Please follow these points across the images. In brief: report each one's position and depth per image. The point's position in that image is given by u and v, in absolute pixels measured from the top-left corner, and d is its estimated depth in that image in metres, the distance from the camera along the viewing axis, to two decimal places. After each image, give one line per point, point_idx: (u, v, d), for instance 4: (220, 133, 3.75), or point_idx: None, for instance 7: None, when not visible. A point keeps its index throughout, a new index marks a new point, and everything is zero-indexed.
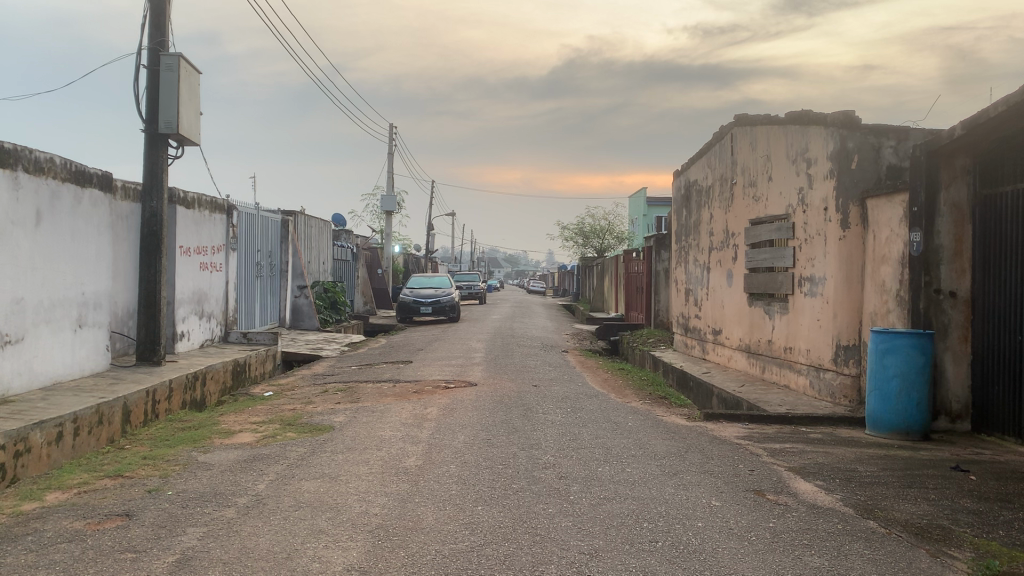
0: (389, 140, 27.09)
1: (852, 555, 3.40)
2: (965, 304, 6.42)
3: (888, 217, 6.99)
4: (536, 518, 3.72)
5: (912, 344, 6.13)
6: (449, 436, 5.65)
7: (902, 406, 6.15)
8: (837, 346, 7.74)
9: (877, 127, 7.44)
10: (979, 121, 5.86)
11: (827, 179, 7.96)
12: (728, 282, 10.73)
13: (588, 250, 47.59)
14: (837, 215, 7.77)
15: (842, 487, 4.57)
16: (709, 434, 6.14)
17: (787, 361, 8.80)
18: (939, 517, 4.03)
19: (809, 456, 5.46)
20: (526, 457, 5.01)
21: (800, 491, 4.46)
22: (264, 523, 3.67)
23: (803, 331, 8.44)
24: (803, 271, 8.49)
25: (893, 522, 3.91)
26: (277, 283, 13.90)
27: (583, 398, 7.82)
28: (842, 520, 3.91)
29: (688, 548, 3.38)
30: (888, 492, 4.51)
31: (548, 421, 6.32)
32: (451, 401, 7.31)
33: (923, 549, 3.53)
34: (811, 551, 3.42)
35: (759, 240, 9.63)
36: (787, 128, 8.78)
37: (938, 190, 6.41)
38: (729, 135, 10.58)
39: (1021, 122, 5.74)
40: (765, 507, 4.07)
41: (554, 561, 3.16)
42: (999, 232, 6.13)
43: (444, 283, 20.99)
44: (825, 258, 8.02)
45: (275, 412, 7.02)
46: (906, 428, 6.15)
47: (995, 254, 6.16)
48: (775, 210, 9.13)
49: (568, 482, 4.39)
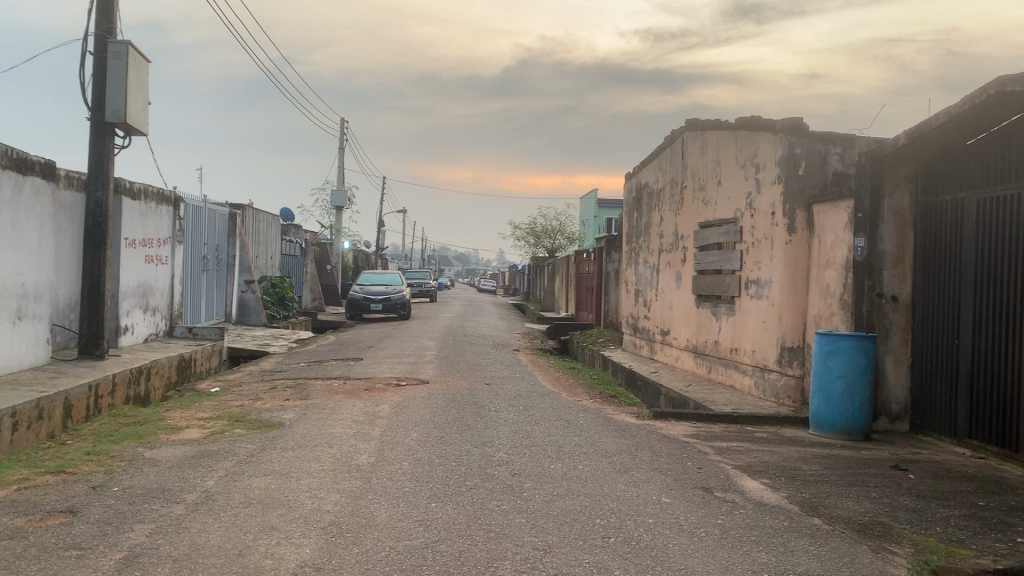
0: (340, 135, 26.88)
1: (798, 551, 3.48)
2: (906, 308, 6.63)
3: (834, 222, 7.16)
4: (490, 515, 3.73)
5: (856, 347, 6.30)
6: (400, 433, 5.62)
7: (844, 406, 6.31)
8: (781, 347, 7.91)
9: (823, 135, 7.63)
10: (923, 131, 6.03)
11: (774, 184, 8.13)
12: (678, 284, 10.87)
13: (539, 251, 47.78)
14: (783, 219, 7.96)
15: (788, 485, 4.68)
16: (658, 433, 6.22)
17: (733, 361, 8.97)
18: (880, 514, 4.16)
19: (755, 454, 5.58)
20: (478, 454, 5.02)
21: (746, 488, 4.56)
22: (214, 520, 3.61)
23: (749, 333, 8.60)
24: (750, 273, 8.65)
25: (836, 519, 4.02)
26: (224, 277, 13.67)
27: (535, 396, 7.87)
28: (788, 517, 4.00)
29: (640, 543, 3.43)
30: (830, 489, 4.63)
31: (500, 419, 6.34)
32: (402, 398, 7.27)
33: (866, 545, 3.64)
34: (758, 547, 3.50)
35: (707, 243, 9.78)
36: (736, 133, 8.95)
37: (882, 198, 6.60)
38: (680, 139, 10.72)
39: (963, 132, 5.92)
40: (714, 503, 4.15)
41: (508, 558, 3.17)
42: (938, 240, 6.32)
43: (394, 280, 20.84)
44: (771, 261, 8.18)
45: (223, 408, 6.90)
46: (848, 428, 6.31)
47: (934, 261, 6.36)
48: (724, 214, 9.29)
49: (521, 479, 4.42)
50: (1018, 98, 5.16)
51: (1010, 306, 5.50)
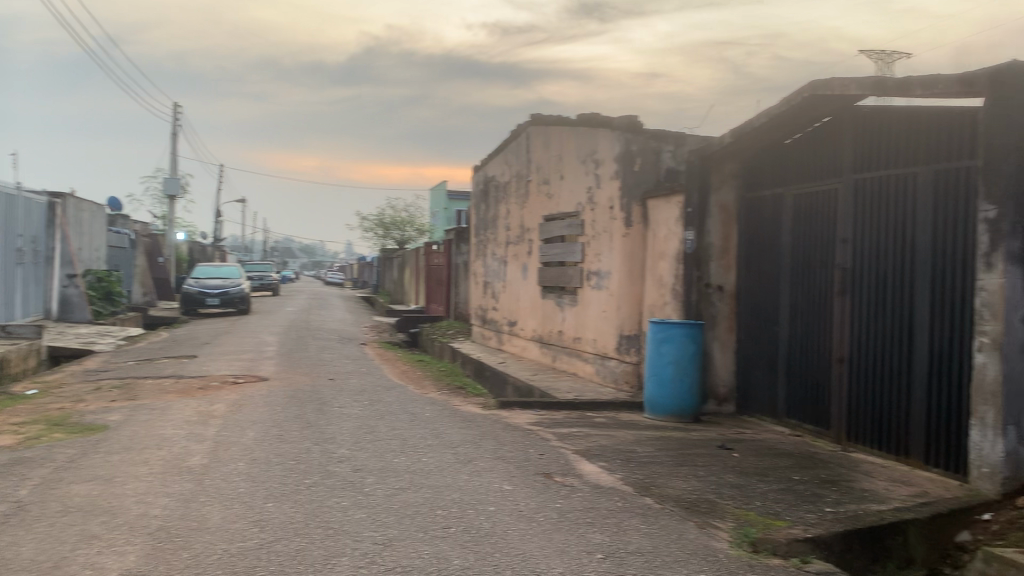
0: (173, 121, 25.55)
1: (631, 530, 3.65)
2: (731, 297, 7.06)
3: (666, 216, 7.51)
4: (329, 512, 3.67)
5: (687, 334, 6.64)
6: (237, 432, 5.43)
7: (677, 390, 6.64)
8: (620, 336, 8.23)
9: (656, 133, 7.87)
10: (746, 130, 6.41)
11: (613, 179, 8.43)
12: (523, 275, 11.06)
13: (387, 243, 47.29)
14: (621, 213, 8.27)
15: (623, 467, 4.88)
16: (502, 422, 6.32)
17: (575, 350, 9.24)
18: (706, 491, 4.41)
19: (594, 439, 5.78)
20: (319, 451, 4.92)
21: (584, 472, 4.72)
22: (26, 532, 3.36)
23: (590, 322, 8.89)
24: (591, 264, 8.93)
25: (666, 498, 4.23)
26: (42, 271, 12.71)
27: (379, 390, 7.80)
28: (622, 498, 4.18)
29: (480, 531, 3.48)
30: (662, 470, 4.87)
31: (343, 415, 6.24)
32: (240, 396, 7.02)
33: (692, 521, 3.85)
34: (593, 528, 3.63)
35: (550, 236, 10.02)
36: (577, 129, 9.21)
37: (709, 193, 6.99)
38: (524, 133, 10.90)
39: (781, 132, 6.34)
40: (553, 488, 4.27)
41: (346, 553, 3.14)
42: (759, 233, 6.76)
43: (233, 273, 20.06)
44: (610, 253, 8.48)
45: (40, 412, 6.42)
46: (680, 411, 6.65)
47: (756, 253, 6.80)
48: (566, 207, 9.54)
49: (363, 474, 4.38)
50: (828, 102, 5.59)
51: (822, 294, 5.97)
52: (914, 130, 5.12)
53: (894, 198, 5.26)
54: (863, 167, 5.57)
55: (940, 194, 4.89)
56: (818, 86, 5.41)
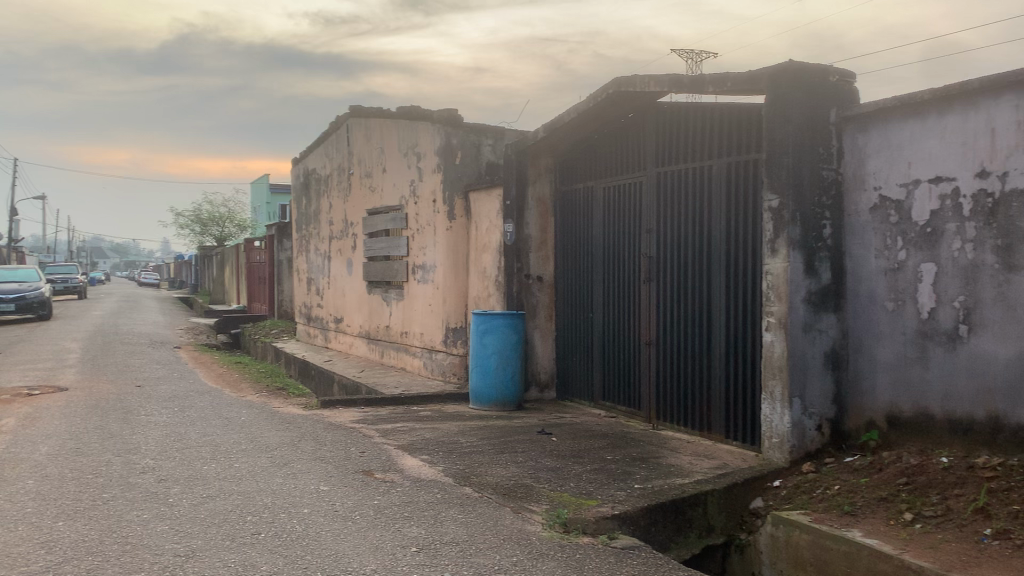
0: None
1: (447, 521, 3.69)
2: (550, 287, 7.28)
3: (487, 209, 7.62)
4: (128, 527, 3.48)
5: (508, 324, 6.74)
6: (27, 449, 5.03)
7: (500, 380, 6.77)
8: (445, 328, 8.27)
9: (475, 126, 7.94)
10: (558, 124, 6.60)
11: (434, 172, 8.45)
12: (348, 271, 10.89)
13: (208, 240, 45.16)
14: (443, 206, 8.31)
15: (444, 459, 4.92)
16: (324, 421, 6.21)
17: (403, 344, 9.20)
18: (524, 477, 4.53)
19: (417, 432, 5.79)
20: (121, 463, 4.64)
21: (405, 466, 4.72)
22: None
23: (416, 316, 8.88)
24: (415, 258, 8.92)
25: (485, 486, 4.31)
26: None
27: (193, 395, 7.45)
28: (441, 490, 4.22)
29: (291, 535, 3.40)
30: (483, 458, 4.96)
31: (151, 423, 5.91)
32: (34, 409, 6.50)
33: (508, 507, 3.95)
34: (409, 522, 3.64)
35: (374, 230, 9.92)
36: (397, 122, 9.15)
37: (527, 186, 7.15)
38: (345, 126, 10.72)
39: (591, 126, 6.58)
40: (372, 485, 4.25)
41: (144, 569, 2.99)
42: (574, 224, 7.00)
43: (31, 276, 18.50)
44: (434, 246, 8.51)
45: None
46: (504, 400, 6.78)
47: (571, 244, 7.03)
48: (389, 201, 9.47)
49: (168, 484, 4.17)
50: (632, 97, 5.86)
51: (631, 281, 6.26)
52: (708, 125, 5.47)
53: (692, 189, 5.60)
54: (665, 160, 5.88)
55: (732, 185, 5.26)
56: (623, 82, 5.66)
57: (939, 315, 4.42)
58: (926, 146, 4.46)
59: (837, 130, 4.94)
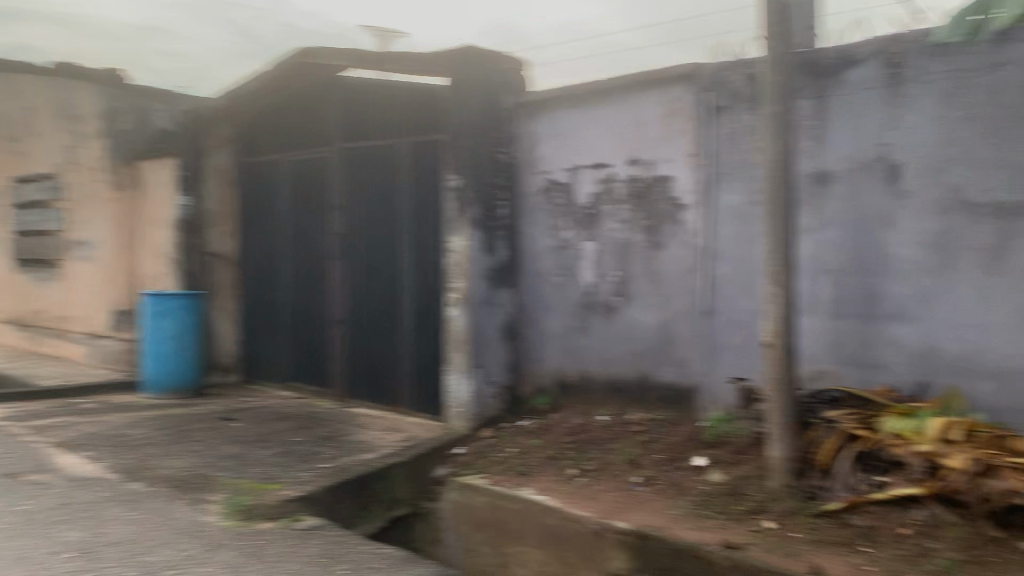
0: None
1: (111, 521, 3.38)
2: (230, 263, 6.97)
3: (159, 181, 7.07)
4: None
5: (184, 306, 6.32)
6: None
7: (176, 365, 6.32)
8: (113, 311, 7.57)
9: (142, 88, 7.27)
10: (238, 93, 6.28)
11: (96, 138, 7.65)
12: None
13: None
14: (108, 176, 7.56)
15: (110, 454, 4.51)
16: None
17: (61, 330, 8.26)
18: (201, 466, 4.29)
19: (77, 427, 5.24)
20: None
21: (62, 465, 4.25)
22: None
23: (77, 298, 8.01)
24: (74, 233, 8.02)
25: (157, 480, 4.03)
26: None
27: None
28: (105, 488, 3.86)
29: None
30: (156, 450, 4.62)
31: None
32: None
33: (182, 499, 3.73)
34: (65, 526, 3.29)
35: (23, 201, 8.76)
36: (49, 79, 8.14)
37: (201, 155, 6.86)
38: None
39: (273, 97, 6.34)
40: (19, 489, 3.77)
41: None
42: (256, 198, 6.74)
43: None
44: (97, 220, 7.72)
45: None
46: (181, 386, 6.36)
47: (255, 218, 6.76)
48: (40, 168, 8.41)
49: None
50: (315, 70, 5.73)
51: (318, 258, 6.17)
52: (393, 103, 5.52)
53: (379, 166, 5.63)
54: (350, 135, 5.84)
55: (417, 163, 5.36)
56: (305, 53, 5.50)
57: (599, 288, 4.90)
58: (588, 134, 4.90)
59: (512, 114, 5.21)
